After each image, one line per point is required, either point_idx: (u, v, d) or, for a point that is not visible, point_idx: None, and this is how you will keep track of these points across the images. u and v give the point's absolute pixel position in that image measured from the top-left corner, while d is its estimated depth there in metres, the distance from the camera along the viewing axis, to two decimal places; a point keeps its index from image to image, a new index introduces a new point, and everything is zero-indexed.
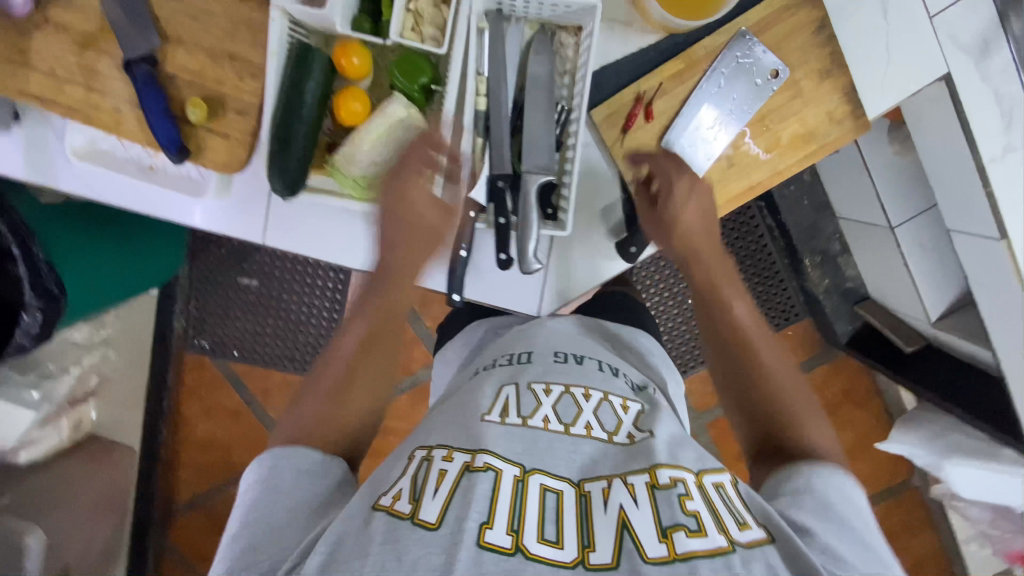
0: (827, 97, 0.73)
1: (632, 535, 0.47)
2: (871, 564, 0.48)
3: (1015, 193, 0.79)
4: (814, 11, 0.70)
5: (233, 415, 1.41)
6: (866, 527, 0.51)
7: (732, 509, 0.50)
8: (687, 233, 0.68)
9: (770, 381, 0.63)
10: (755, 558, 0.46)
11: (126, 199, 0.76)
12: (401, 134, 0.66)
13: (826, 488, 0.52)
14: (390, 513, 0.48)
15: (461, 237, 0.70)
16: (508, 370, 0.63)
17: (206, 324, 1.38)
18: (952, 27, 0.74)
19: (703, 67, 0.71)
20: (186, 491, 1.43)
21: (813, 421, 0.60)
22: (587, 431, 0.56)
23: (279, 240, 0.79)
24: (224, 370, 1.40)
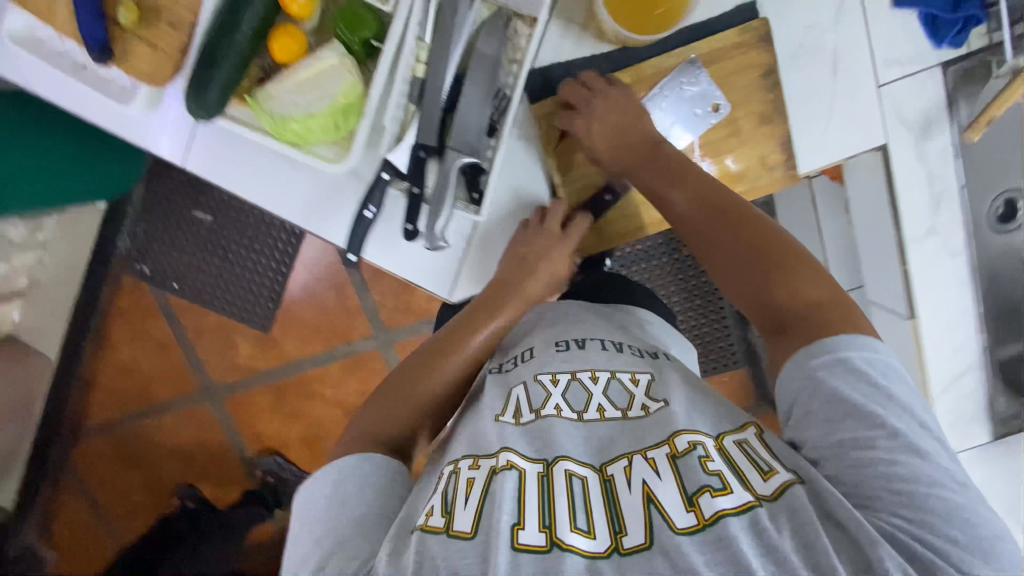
0: (763, 142, 0.73)
1: (660, 508, 0.47)
2: (906, 460, 0.45)
3: (933, 279, 0.81)
4: (765, 53, 0.71)
5: (160, 347, 1.39)
6: (891, 412, 0.47)
7: (756, 461, 0.50)
8: (618, 146, 0.69)
9: (741, 250, 0.60)
10: (779, 512, 0.46)
11: (60, 98, 0.73)
12: (327, 81, 0.64)
13: (832, 378, 0.49)
14: (425, 530, 0.49)
15: (369, 197, 0.71)
16: (512, 372, 0.63)
17: (150, 249, 1.33)
18: (898, 100, 0.74)
19: (648, 86, 0.72)
20: (99, 412, 1.43)
21: (796, 274, 0.56)
22: (601, 414, 0.57)
23: (198, 165, 0.79)
24: (159, 299, 1.37)
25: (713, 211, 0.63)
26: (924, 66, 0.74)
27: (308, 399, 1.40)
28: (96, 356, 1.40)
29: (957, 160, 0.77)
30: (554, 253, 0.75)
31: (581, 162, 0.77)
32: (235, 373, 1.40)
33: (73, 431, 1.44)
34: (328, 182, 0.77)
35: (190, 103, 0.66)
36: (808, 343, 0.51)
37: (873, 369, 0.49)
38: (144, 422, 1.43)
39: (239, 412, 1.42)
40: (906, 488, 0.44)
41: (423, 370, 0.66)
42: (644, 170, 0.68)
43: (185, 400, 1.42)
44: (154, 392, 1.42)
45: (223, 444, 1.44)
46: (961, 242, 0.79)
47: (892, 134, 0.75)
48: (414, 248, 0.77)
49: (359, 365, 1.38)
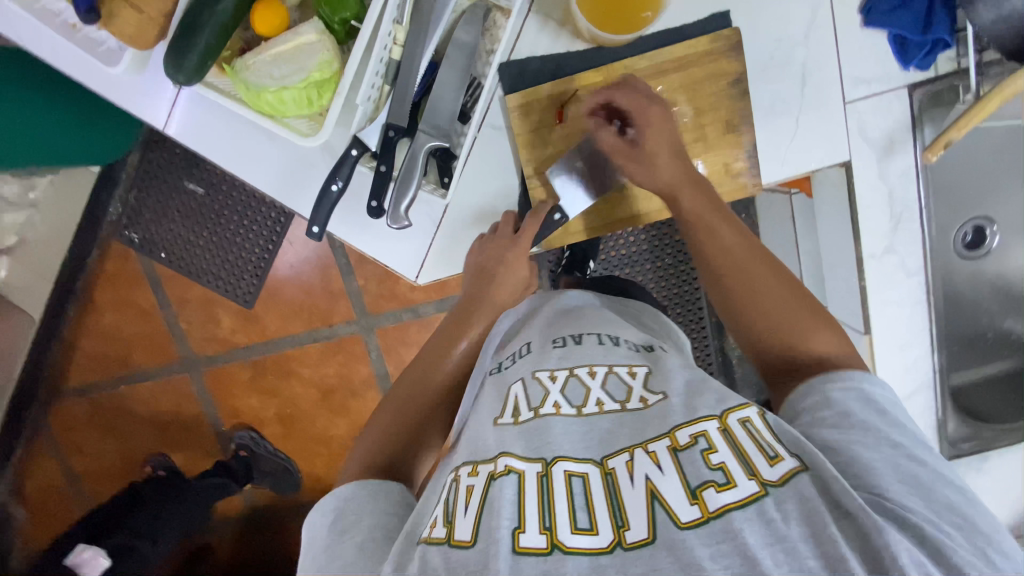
0: (727, 150, 0.75)
1: (663, 504, 0.46)
2: (909, 465, 0.47)
3: (891, 298, 0.83)
4: (735, 62, 0.72)
5: (145, 315, 1.40)
6: (897, 425, 0.50)
7: (761, 445, 0.48)
8: (655, 159, 0.67)
9: (777, 299, 0.59)
10: (787, 498, 0.44)
11: (55, 60, 0.74)
12: (303, 56, 0.66)
13: (843, 400, 0.51)
14: (428, 543, 0.49)
15: (337, 171, 0.71)
16: (507, 374, 0.64)
17: (142, 217, 1.34)
18: (864, 118, 0.76)
19: (621, 85, 0.74)
20: (78, 375, 1.44)
21: (821, 329, 0.57)
22: (601, 407, 0.56)
23: (180, 134, 0.80)
24: (145, 268, 1.38)
25: (752, 257, 0.62)
26: (891, 86, 0.75)
27: (286, 377, 1.42)
28: (80, 320, 1.41)
29: (918, 181, 0.79)
30: (512, 257, 0.76)
31: (552, 155, 0.77)
32: (215, 346, 1.41)
33: (53, 392, 1.45)
34: (308, 159, 0.79)
35: (171, 70, 0.68)
36: (821, 380, 0.54)
37: (879, 394, 0.52)
38: (122, 389, 1.45)
39: (217, 385, 1.43)
40: (907, 487, 0.46)
41: (411, 391, 0.69)
42: (690, 196, 0.66)
43: (164, 370, 1.43)
44: (134, 360, 1.43)
45: (199, 416, 1.46)
46: (918, 262, 0.81)
47: (857, 150, 0.77)
48: (381, 226, 0.79)
49: (339, 349, 1.39)
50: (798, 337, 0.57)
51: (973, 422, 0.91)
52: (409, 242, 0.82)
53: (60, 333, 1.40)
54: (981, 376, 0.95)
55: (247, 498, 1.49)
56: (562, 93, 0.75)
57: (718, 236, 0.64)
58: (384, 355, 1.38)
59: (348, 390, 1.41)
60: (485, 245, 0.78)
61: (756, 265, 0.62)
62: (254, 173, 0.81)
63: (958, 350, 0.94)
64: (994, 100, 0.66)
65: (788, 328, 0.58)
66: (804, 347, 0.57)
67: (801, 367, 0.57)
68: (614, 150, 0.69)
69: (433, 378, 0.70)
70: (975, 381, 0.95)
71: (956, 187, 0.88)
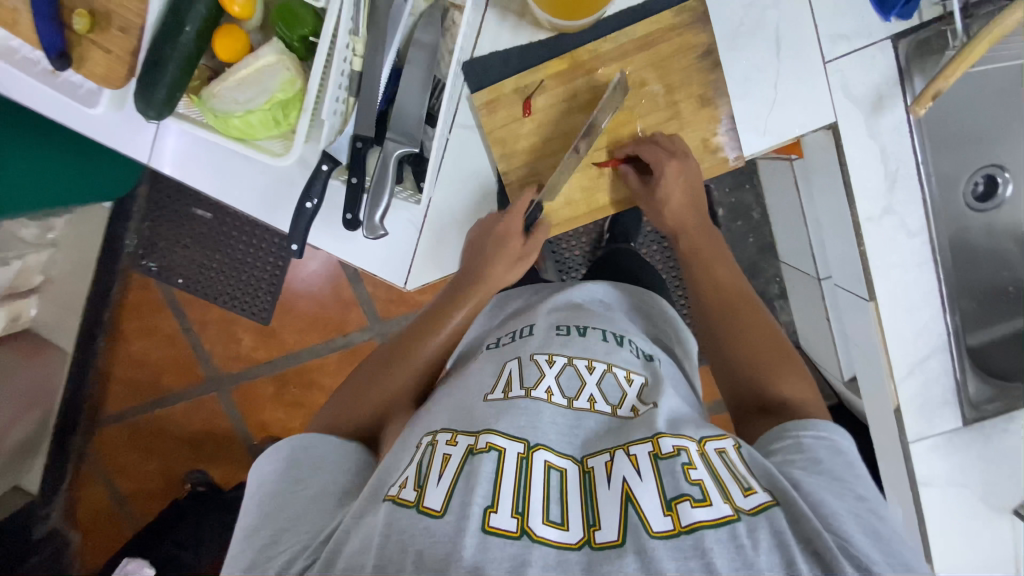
0: (704, 125, 0.73)
1: (637, 508, 0.48)
2: (870, 519, 0.49)
3: (892, 260, 0.79)
4: (702, 34, 0.70)
5: (170, 339, 1.45)
6: (860, 479, 0.52)
7: (737, 474, 0.51)
8: (673, 212, 0.74)
9: (753, 346, 0.65)
10: (759, 527, 0.46)
11: (41, 108, 0.77)
12: (265, 77, 0.66)
13: (812, 446, 0.54)
14: (396, 502, 0.50)
15: (309, 189, 0.70)
16: (510, 347, 0.66)
17: (157, 246, 1.39)
18: (846, 76, 0.73)
19: (587, 71, 0.72)
20: (116, 402, 1.49)
21: (791, 372, 0.62)
22: (591, 404, 0.59)
23: (164, 166, 0.82)
24: (166, 293, 1.43)
25: (742, 302, 0.68)
26: (873, 40, 0.72)
27: (308, 388, 1.44)
28: (111, 350, 1.46)
29: (912, 135, 0.75)
30: (507, 228, 0.74)
31: (524, 149, 0.76)
32: (240, 363, 1.45)
33: (93, 420, 1.50)
34: (287, 177, 0.80)
35: (141, 103, 0.69)
36: (791, 424, 0.57)
37: (845, 448, 0.54)
38: (156, 411, 1.49)
39: (245, 401, 1.46)
40: (869, 537, 0.47)
41: (387, 363, 0.69)
42: (688, 238, 0.74)
43: (194, 391, 1.47)
44: (165, 384, 1.47)
45: (229, 431, 1.48)
46: (919, 220, 0.77)
47: (842, 111, 0.74)
48: (356, 235, 0.79)
49: (354, 356, 1.41)
50: (770, 375, 0.62)
51: (993, 380, 0.88)
52: (394, 249, 0.82)
53: (93, 364, 1.45)
54: (1004, 334, 0.92)
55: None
56: (527, 85, 0.74)
57: (712, 283, 0.70)
58: None
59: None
60: (483, 228, 0.77)
61: (747, 310, 0.67)
62: (237, 196, 0.82)
63: (976, 308, 0.91)
64: (983, 42, 0.61)
65: (760, 372, 0.63)
66: (772, 386, 0.61)
67: (768, 403, 0.61)
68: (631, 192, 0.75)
69: (412, 358, 0.69)
70: (997, 339, 0.91)
71: (954, 138, 0.85)
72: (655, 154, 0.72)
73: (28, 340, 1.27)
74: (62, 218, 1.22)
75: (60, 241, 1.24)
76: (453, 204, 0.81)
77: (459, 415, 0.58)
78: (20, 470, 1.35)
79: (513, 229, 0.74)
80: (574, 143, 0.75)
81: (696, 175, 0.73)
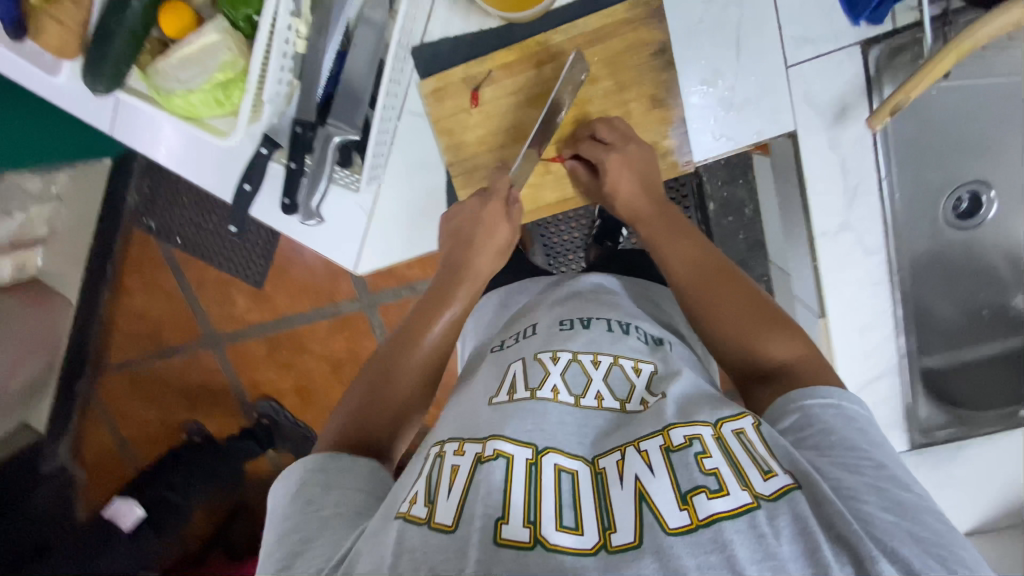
0: (653, 127, 0.71)
1: (652, 506, 0.43)
2: (893, 490, 0.43)
3: (847, 276, 0.76)
4: (657, 30, 0.67)
5: (169, 298, 1.42)
6: (878, 445, 0.46)
7: (754, 456, 0.46)
8: (628, 202, 0.67)
9: (731, 306, 0.57)
10: (780, 513, 0.42)
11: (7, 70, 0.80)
12: (206, 57, 0.66)
13: (822, 417, 0.48)
14: (406, 519, 0.45)
15: (248, 173, 0.73)
16: (514, 350, 0.62)
17: (157, 204, 1.36)
18: (810, 82, 0.69)
19: (534, 62, 0.70)
20: (118, 351, 1.49)
21: (776, 329, 0.55)
22: (599, 402, 0.54)
23: (122, 136, 0.82)
24: (165, 253, 1.40)
25: (711, 274, 0.60)
26: (840, 45, 0.68)
27: (299, 352, 1.40)
28: (114, 302, 1.45)
29: (875, 149, 0.71)
30: (489, 214, 0.69)
31: (471, 142, 0.75)
32: (234, 325, 1.41)
33: (97, 369, 1.51)
34: (240, 155, 0.79)
35: (90, 77, 0.70)
36: (796, 393, 0.51)
37: (854, 412, 0.48)
38: (155, 363, 1.48)
39: (239, 360, 1.44)
40: (895, 512, 0.42)
41: (386, 371, 0.62)
42: (648, 224, 0.65)
43: (189, 347, 1.45)
44: (163, 338, 1.46)
45: (225, 386, 1.47)
46: (877, 239, 0.74)
47: (803, 121, 0.71)
48: (291, 221, 0.79)
49: (345, 326, 1.36)
50: (757, 343, 0.55)
51: (942, 404, 0.85)
52: (343, 238, 0.82)
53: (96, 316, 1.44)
54: (974, 358, 0.88)
55: (274, 462, 1.48)
56: (475, 75, 0.72)
57: (679, 258, 0.62)
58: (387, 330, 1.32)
59: (355, 363, 1.37)
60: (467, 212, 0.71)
61: (718, 282, 0.59)
62: (197, 171, 0.82)
63: (943, 332, 0.87)
64: (951, 54, 0.58)
65: (743, 336, 0.56)
66: (764, 353, 0.55)
67: (767, 373, 0.55)
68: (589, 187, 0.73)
69: (408, 362, 0.62)
70: (963, 364, 0.88)
71: (928, 159, 0.80)
72: (595, 150, 0.69)
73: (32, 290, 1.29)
74: (64, 174, 1.27)
75: (62, 196, 1.28)
76: (401, 193, 0.80)
77: (465, 422, 0.54)
78: (26, 408, 1.36)
79: (498, 215, 0.69)
80: (521, 138, 0.73)
81: (644, 160, 0.68)
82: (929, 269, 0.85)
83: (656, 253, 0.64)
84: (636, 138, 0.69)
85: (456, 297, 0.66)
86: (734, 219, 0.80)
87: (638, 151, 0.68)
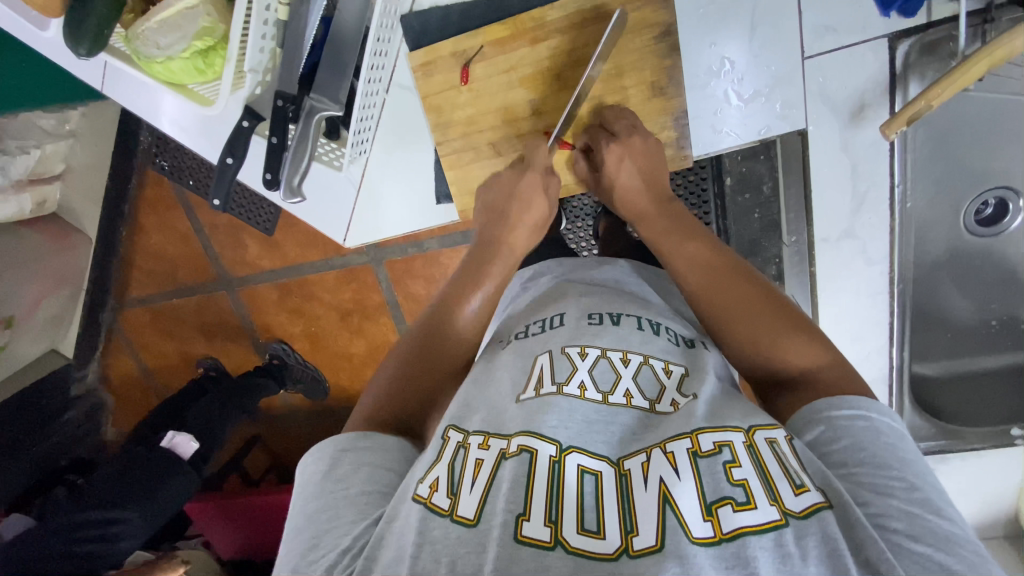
0: (653, 116, 0.66)
1: (675, 511, 0.38)
2: (928, 516, 0.36)
3: (842, 287, 0.74)
4: (664, 11, 0.62)
5: (183, 239, 1.35)
6: (911, 465, 0.38)
7: (786, 468, 0.39)
8: (626, 197, 0.60)
9: (741, 308, 0.49)
10: (809, 532, 0.36)
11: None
12: (184, 22, 0.64)
13: (851, 430, 0.40)
14: (427, 507, 0.41)
15: (232, 146, 0.72)
16: (538, 341, 0.53)
17: (170, 144, 1.27)
18: (827, 79, 0.66)
19: (529, 38, 0.66)
20: (137, 288, 1.44)
21: (794, 339, 0.46)
22: (627, 400, 0.47)
23: (114, 91, 0.81)
24: (180, 195, 1.31)
25: (718, 273, 0.51)
26: (866, 37, 0.63)
27: (309, 300, 1.32)
28: (132, 239, 1.39)
29: (892, 154, 0.67)
30: (526, 191, 0.64)
31: (460, 121, 0.71)
32: (246, 270, 1.33)
33: (119, 303, 1.47)
34: (227, 122, 0.78)
35: (77, 45, 0.68)
36: (819, 402, 0.43)
37: (886, 425, 0.40)
38: (172, 301, 1.43)
39: (252, 304, 1.37)
40: (930, 542, 0.35)
41: (432, 341, 0.57)
42: (651, 223, 0.57)
43: (205, 288, 1.38)
44: (180, 278, 1.39)
45: (239, 327, 1.41)
46: (883, 250, 0.71)
47: (817, 118, 0.67)
48: (271, 196, 0.79)
49: (352, 278, 1.25)
50: (772, 350, 0.47)
51: (926, 414, 0.84)
52: (330, 206, 0.81)
53: (116, 253, 1.41)
54: (977, 371, 0.85)
55: (287, 400, 1.49)
56: (465, 51, 0.68)
57: (681, 258, 0.53)
58: (395, 288, 1.22)
59: (363, 315, 1.28)
60: (506, 179, 0.65)
61: (726, 280, 0.50)
62: (191, 137, 0.80)
63: (945, 340, 0.84)
64: (981, 62, 0.52)
65: (756, 343, 0.48)
66: (781, 361, 0.47)
67: (786, 382, 0.47)
68: (589, 181, 0.67)
69: (446, 343, 0.57)
70: (959, 375, 0.86)
71: (950, 168, 0.74)
72: (602, 141, 0.63)
73: (53, 225, 1.28)
74: (76, 111, 1.21)
75: (78, 133, 1.23)
76: (391, 171, 0.79)
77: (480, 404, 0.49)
78: (56, 334, 1.39)
79: (534, 191, 0.64)
80: (511, 120, 0.70)
81: (646, 151, 0.61)
82: (943, 272, 0.81)
83: (658, 254, 0.56)
84: (643, 132, 0.63)
85: (492, 273, 0.60)
86: (750, 197, 0.75)
87: (636, 145, 0.61)
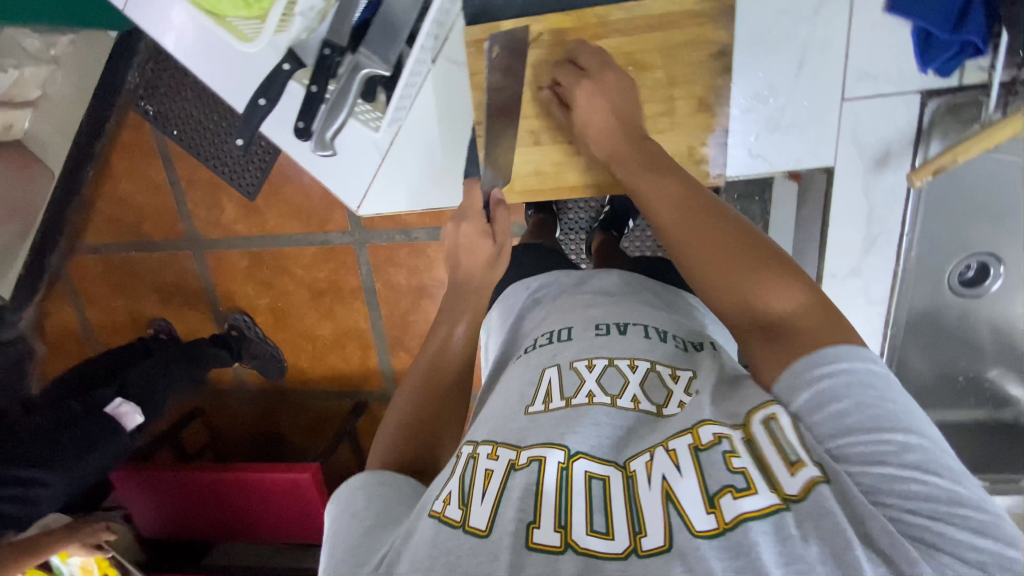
0: (695, 130, 0.68)
1: (679, 508, 0.37)
2: (925, 482, 0.34)
3: None
4: (721, 31, 0.64)
5: (153, 189, 1.25)
6: (898, 417, 0.36)
7: (781, 450, 0.38)
8: (597, 135, 0.60)
9: (713, 245, 0.46)
10: (807, 515, 0.35)
11: None
12: None
13: (832, 388, 0.38)
14: (439, 520, 0.41)
15: (266, 88, 0.70)
16: (547, 352, 0.53)
17: (157, 89, 1.17)
18: (860, 122, 0.69)
19: (591, 32, 0.67)
20: (94, 236, 1.34)
21: (768, 275, 0.43)
22: (635, 405, 0.46)
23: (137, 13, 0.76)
24: (159, 143, 1.22)
25: (693, 209, 0.48)
26: (902, 89, 0.67)
27: (280, 274, 1.25)
28: (97, 183, 1.29)
29: (906, 205, 0.71)
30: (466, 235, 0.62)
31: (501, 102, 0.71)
32: (218, 233, 1.25)
33: (71, 248, 1.37)
34: (260, 68, 0.75)
35: None
36: (801, 362, 0.40)
37: (867, 371, 0.37)
38: (131, 254, 1.34)
39: (218, 269, 1.28)
40: (927, 512, 0.33)
41: (429, 374, 0.57)
42: (626, 168, 0.55)
43: (171, 245, 1.29)
44: (145, 231, 1.30)
45: (199, 292, 1.33)
46: (883, 291, 0.76)
47: (844, 159, 0.71)
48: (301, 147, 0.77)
49: (330, 257, 1.19)
50: (745, 291, 0.44)
51: None
52: (353, 171, 0.80)
53: (76, 192, 1.30)
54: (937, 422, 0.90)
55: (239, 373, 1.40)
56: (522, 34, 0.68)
57: (656, 196, 0.51)
58: (375, 273, 1.18)
59: (337, 297, 1.23)
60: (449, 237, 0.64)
61: (699, 217, 0.47)
62: (215, 76, 0.77)
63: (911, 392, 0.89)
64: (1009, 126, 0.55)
65: (728, 283, 0.45)
66: (754, 301, 0.43)
67: (762, 326, 0.43)
68: (562, 119, 0.67)
69: (439, 373, 0.57)
70: None
71: (945, 228, 0.79)
72: (570, 76, 0.63)
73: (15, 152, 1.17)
74: (66, 37, 1.10)
75: (61, 60, 1.13)
76: (422, 142, 0.78)
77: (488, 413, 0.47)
78: None
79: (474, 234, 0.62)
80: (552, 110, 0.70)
81: (618, 91, 0.60)
82: (919, 330, 0.85)
83: (636, 196, 0.53)
84: (613, 69, 0.63)
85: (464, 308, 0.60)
86: None
87: (606, 78, 0.61)
